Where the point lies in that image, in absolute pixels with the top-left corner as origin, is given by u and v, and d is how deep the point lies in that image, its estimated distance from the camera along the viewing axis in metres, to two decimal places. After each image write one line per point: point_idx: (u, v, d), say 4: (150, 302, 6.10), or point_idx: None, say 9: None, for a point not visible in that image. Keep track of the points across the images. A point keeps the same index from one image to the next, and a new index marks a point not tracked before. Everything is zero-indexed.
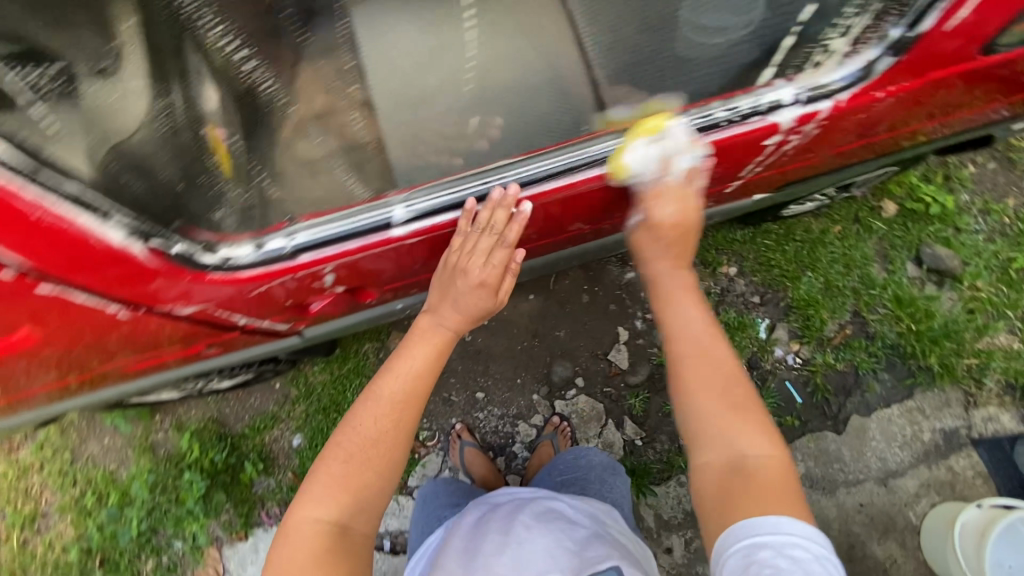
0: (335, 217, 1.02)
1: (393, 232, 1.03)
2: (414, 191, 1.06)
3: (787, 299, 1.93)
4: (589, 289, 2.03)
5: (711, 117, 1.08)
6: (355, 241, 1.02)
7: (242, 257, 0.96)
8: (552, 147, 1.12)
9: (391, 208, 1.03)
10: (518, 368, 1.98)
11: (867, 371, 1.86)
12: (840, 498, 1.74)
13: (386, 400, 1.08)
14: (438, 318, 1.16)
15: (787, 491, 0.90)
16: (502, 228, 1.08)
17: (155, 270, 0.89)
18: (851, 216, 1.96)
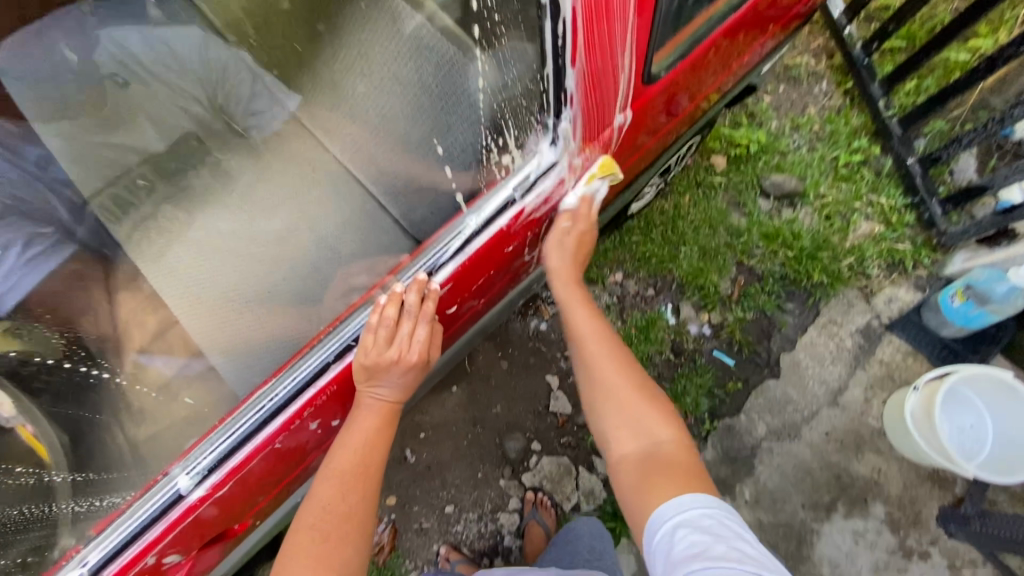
0: (121, 519, 0.87)
1: (188, 497, 0.89)
2: (196, 447, 0.92)
3: (676, 279, 2.02)
4: (504, 354, 2.01)
5: (448, 246, 1.01)
6: (155, 528, 0.88)
7: None
8: (323, 334, 1.02)
9: (175, 480, 0.89)
10: (474, 463, 1.91)
11: (774, 309, 1.94)
12: (808, 437, 1.77)
13: (334, 478, 0.96)
14: (376, 392, 1.01)
15: (692, 473, 0.90)
16: (418, 308, 0.99)
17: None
18: (692, 182, 2.08)
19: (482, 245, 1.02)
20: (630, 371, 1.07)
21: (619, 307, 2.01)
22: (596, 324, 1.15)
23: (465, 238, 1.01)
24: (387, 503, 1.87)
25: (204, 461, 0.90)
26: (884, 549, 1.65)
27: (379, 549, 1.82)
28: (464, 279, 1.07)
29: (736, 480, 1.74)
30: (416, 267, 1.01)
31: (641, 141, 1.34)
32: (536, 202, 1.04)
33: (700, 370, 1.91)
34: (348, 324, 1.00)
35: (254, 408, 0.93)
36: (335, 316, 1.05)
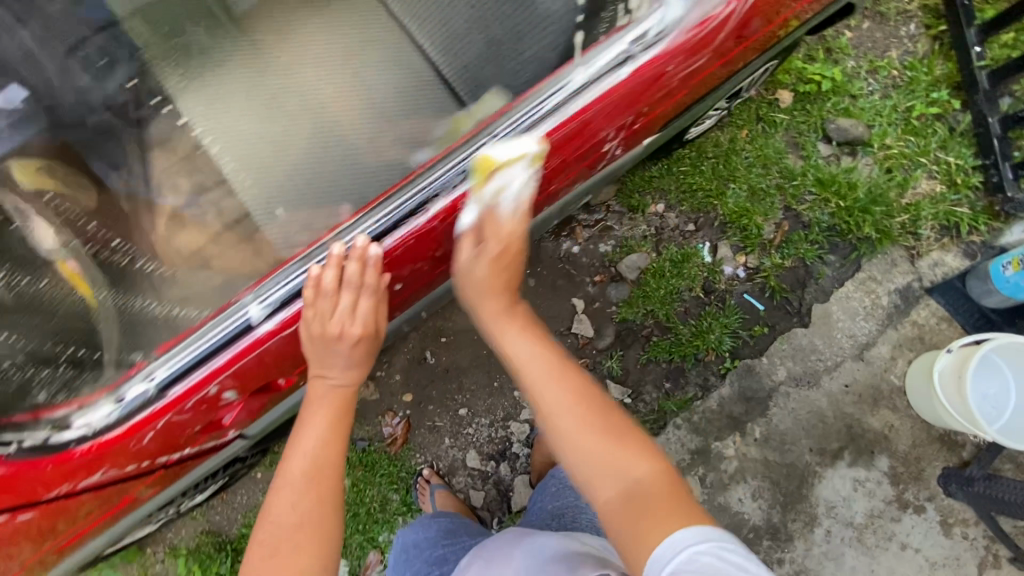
0: (191, 339, 0.94)
1: (256, 331, 0.96)
2: (264, 282, 0.98)
3: (719, 216, 1.95)
4: (532, 272, 1.95)
5: (547, 99, 0.98)
6: (219, 355, 0.94)
7: (101, 419, 0.90)
8: (413, 176, 1.02)
9: (245, 308, 0.95)
10: (491, 373, 1.94)
11: (814, 259, 1.89)
12: (826, 387, 1.77)
13: (296, 477, 1.06)
14: (331, 381, 1.12)
15: (679, 503, 0.89)
16: (360, 279, 1.00)
17: (11, 474, 0.90)
18: (753, 117, 1.97)
19: (580, 106, 0.99)
20: (603, 415, 1.02)
21: (655, 238, 1.95)
22: (550, 361, 1.09)
23: (567, 92, 0.98)
24: (403, 400, 1.91)
25: (275, 295, 0.97)
26: (881, 498, 1.70)
27: (391, 440, 1.88)
28: (552, 148, 1.04)
29: (748, 418, 1.77)
30: (514, 117, 0.99)
31: (753, 28, 1.18)
32: (645, 69, 1.01)
33: (727, 311, 1.89)
34: (439, 168, 1.00)
35: (324, 251, 0.99)
36: (423, 164, 1.05)
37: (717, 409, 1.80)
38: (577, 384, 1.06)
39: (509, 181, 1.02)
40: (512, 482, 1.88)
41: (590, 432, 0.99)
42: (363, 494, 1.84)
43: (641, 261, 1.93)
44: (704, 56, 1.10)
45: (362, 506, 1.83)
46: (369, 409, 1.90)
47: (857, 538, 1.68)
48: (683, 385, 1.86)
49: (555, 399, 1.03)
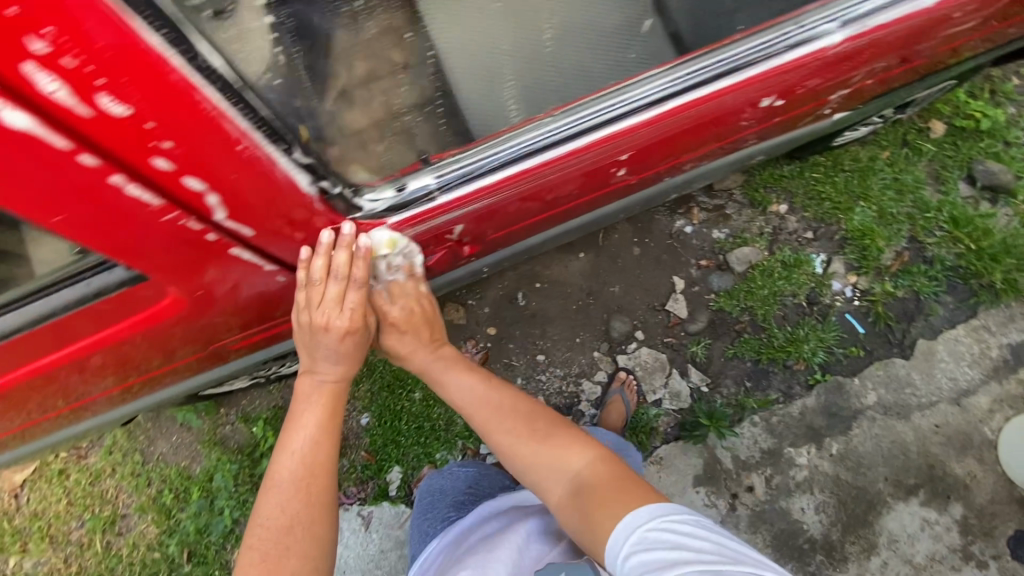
0: (476, 150, 1.04)
1: (531, 160, 1.04)
2: (541, 121, 1.06)
3: (841, 231, 1.92)
4: (639, 242, 1.96)
5: (854, 8, 1.05)
6: (494, 175, 1.03)
7: (387, 201, 0.99)
8: (698, 53, 1.09)
9: (525, 138, 1.04)
10: (576, 328, 1.94)
11: (929, 295, 1.85)
12: (915, 421, 1.74)
13: (287, 482, 1.04)
14: (319, 377, 1.17)
15: (656, 496, 0.91)
16: (346, 271, 1.03)
17: (314, 212, 0.93)
18: (899, 140, 1.94)
19: (875, 24, 1.06)
20: None
21: (771, 238, 1.93)
22: (540, 430, 1.14)
23: (875, 6, 1.05)
24: (487, 332, 1.94)
25: (556, 130, 1.04)
26: (946, 545, 1.65)
27: None
28: (825, 63, 1.11)
29: (828, 432, 1.75)
30: (822, 16, 1.05)
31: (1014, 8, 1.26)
32: (932, 9, 1.08)
33: (827, 325, 1.86)
34: (735, 48, 1.07)
35: (605, 103, 1.06)
36: (702, 48, 1.11)
37: (798, 416, 1.78)
38: None
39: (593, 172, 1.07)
40: None
41: None
42: (431, 410, 1.89)
43: (751, 255, 1.92)
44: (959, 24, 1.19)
45: (428, 420, 1.89)
46: (453, 332, 1.94)
47: None
48: (766, 387, 1.83)
49: None
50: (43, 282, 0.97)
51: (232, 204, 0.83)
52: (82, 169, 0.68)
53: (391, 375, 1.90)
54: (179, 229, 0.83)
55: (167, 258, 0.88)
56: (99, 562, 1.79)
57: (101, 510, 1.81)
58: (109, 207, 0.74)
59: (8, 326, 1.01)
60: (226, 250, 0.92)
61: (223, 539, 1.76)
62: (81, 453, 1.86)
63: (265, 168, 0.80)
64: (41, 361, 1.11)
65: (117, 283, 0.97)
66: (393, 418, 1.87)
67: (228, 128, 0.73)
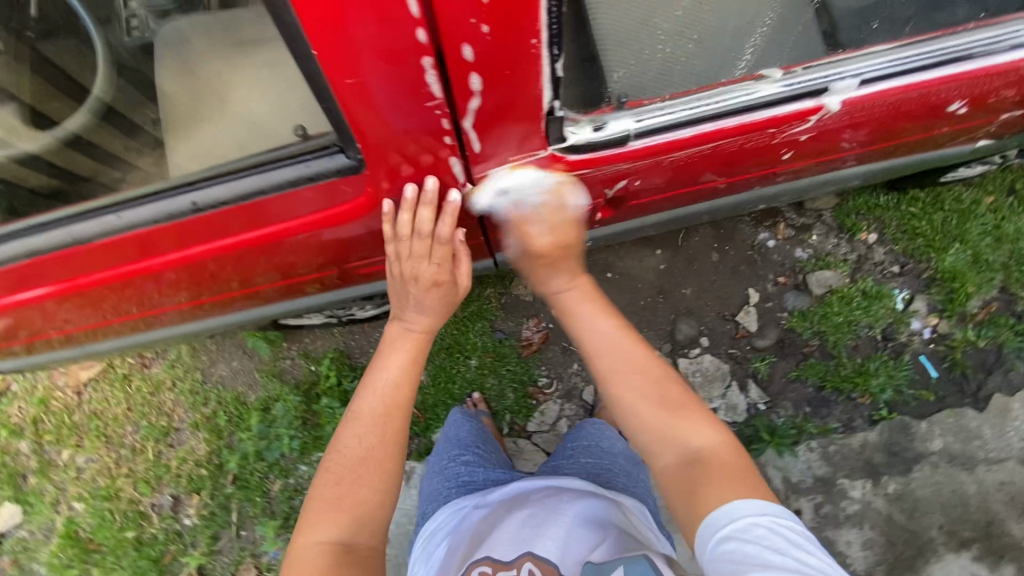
0: (681, 100, 1.01)
1: (727, 121, 1.03)
2: (746, 83, 1.03)
3: (929, 270, 1.86)
4: (719, 248, 1.94)
5: None
6: (689, 129, 1.02)
7: (585, 137, 0.97)
8: (905, 42, 1.09)
9: (729, 97, 1.02)
10: (641, 324, 1.93)
11: (1012, 350, 1.78)
12: (979, 475, 1.68)
13: (364, 416, 1.11)
14: (406, 324, 1.19)
15: (740, 467, 0.97)
16: (430, 228, 1.05)
17: (536, 135, 0.93)
18: (1005, 187, 1.87)
19: None
20: (659, 392, 1.08)
21: (854, 266, 1.89)
22: (610, 331, 1.15)
23: None
24: (550, 313, 1.94)
25: (767, 92, 1.02)
26: None
27: (526, 343, 1.92)
28: (1009, 77, 1.14)
29: (886, 471, 1.71)
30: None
31: None
32: None
33: (900, 363, 1.81)
34: (946, 42, 1.07)
35: (811, 75, 1.05)
36: (901, 39, 1.12)
37: (857, 449, 1.74)
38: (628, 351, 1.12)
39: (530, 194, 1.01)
40: None
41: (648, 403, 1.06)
42: (484, 379, 1.92)
43: (832, 280, 1.88)
44: None
45: (480, 389, 1.91)
46: (518, 308, 1.94)
47: None
48: (825, 415, 1.80)
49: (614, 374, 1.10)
50: (262, 160, 1.02)
51: (483, 106, 0.83)
52: (412, 35, 0.70)
53: (451, 339, 1.93)
54: (427, 118, 0.84)
55: (394, 145, 0.89)
56: (147, 470, 1.85)
57: (157, 420, 1.87)
58: (398, 77, 0.76)
59: (201, 202, 1.07)
60: (446, 157, 0.93)
61: (267, 469, 1.80)
62: (144, 363, 1.92)
63: (534, 77, 0.80)
64: (173, 255, 1.18)
65: (334, 171, 1.01)
66: (447, 380, 1.91)
67: (532, 24, 0.73)
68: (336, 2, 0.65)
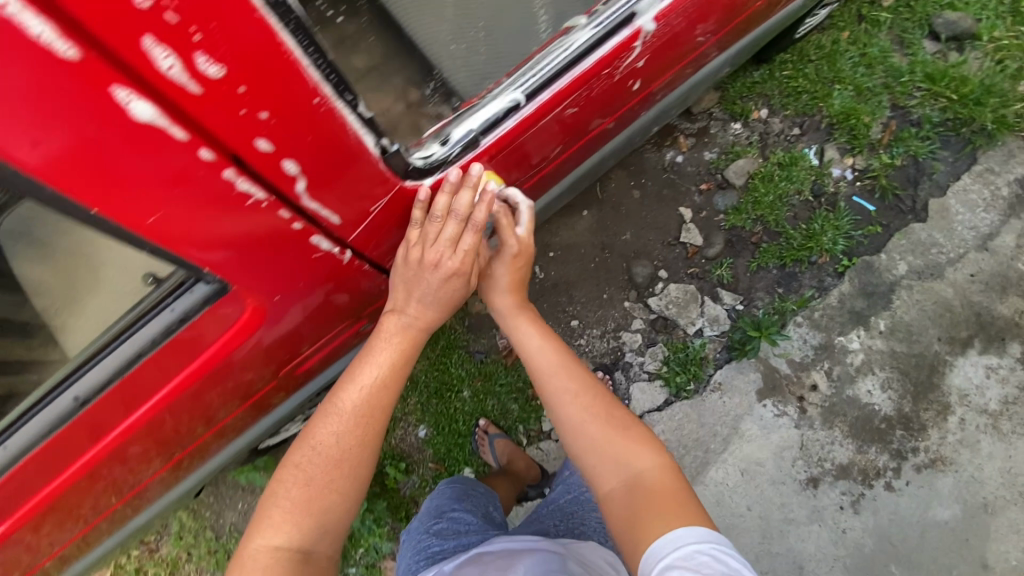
0: (510, 80, 1.00)
1: (559, 82, 1.03)
2: (559, 39, 1.03)
3: (825, 118, 1.93)
4: (637, 184, 1.97)
5: None
6: (529, 105, 1.02)
7: (434, 155, 0.96)
8: None
9: (550, 58, 1.01)
10: (601, 285, 1.94)
11: (926, 155, 1.87)
12: (951, 277, 1.75)
13: (347, 415, 1.04)
14: (406, 318, 1.13)
15: (677, 496, 0.95)
16: (467, 212, 1.02)
17: (381, 177, 0.90)
18: (854, 18, 1.95)
19: None
20: (607, 410, 1.08)
21: (760, 144, 1.94)
22: (558, 351, 1.17)
23: None
24: None
25: (583, 40, 1.03)
26: (1015, 384, 1.67)
27: (507, 352, 1.88)
28: None
29: (871, 312, 1.76)
30: None
31: None
32: None
33: (839, 212, 1.87)
34: None
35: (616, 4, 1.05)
36: None
37: (838, 304, 1.78)
38: (578, 371, 1.14)
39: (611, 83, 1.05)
40: (630, 390, 1.87)
41: (598, 422, 1.06)
42: (484, 404, 1.86)
43: (748, 166, 1.92)
44: None
45: (484, 414, 1.85)
46: (484, 323, 1.89)
47: (993, 425, 1.66)
48: (797, 288, 1.84)
49: (558, 390, 1.11)
50: (127, 321, 0.99)
51: (310, 179, 0.81)
52: (192, 156, 0.67)
53: (437, 382, 1.86)
54: (262, 218, 0.81)
55: (244, 257, 0.85)
56: None
57: None
58: (202, 197, 0.72)
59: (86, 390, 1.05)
60: (308, 239, 0.90)
61: None
62: (152, 547, 1.82)
63: (340, 130, 0.78)
64: (86, 457, 1.14)
65: (198, 303, 0.96)
66: (449, 422, 1.84)
67: (303, 85, 0.70)
68: (95, 167, 0.61)
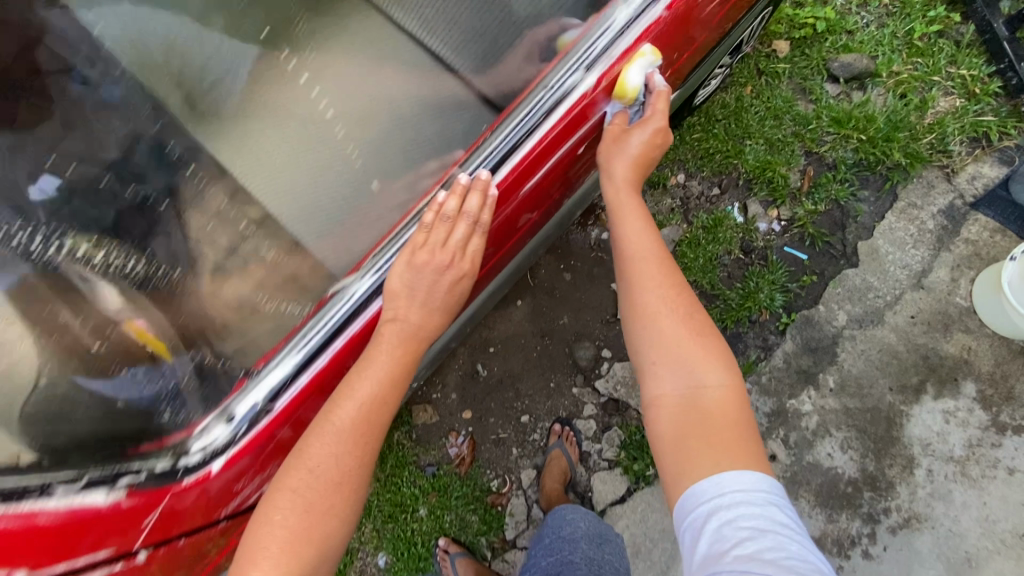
0: (293, 343, 1.00)
1: (349, 329, 1.03)
2: (353, 278, 1.09)
3: (742, 174, 1.92)
4: (567, 267, 1.94)
5: (593, 47, 1.11)
6: (320, 358, 0.99)
7: (216, 441, 0.92)
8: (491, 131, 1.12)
9: (341, 305, 1.05)
10: (546, 373, 1.89)
11: (848, 198, 1.85)
12: (891, 322, 1.71)
13: (345, 430, 0.99)
14: (401, 325, 1.04)
15: (735, 423, 0.95)
16: (473, 212, 1.06)
17: (135, 509, 0.87)
18: (754, 72, 1.96)
19: (620, 53, 1.12)
20: (686, 315, 1.06)
21: (683, 208, 1.91)
22: (652, 243, 1.15)
23: (615, 36, 1.10)
24: (463, 417, 1.86)
25: (367, 286, 1.07)
26: (976, 426, 1.62)
27: (459, 461, 1.83)
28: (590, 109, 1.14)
29: (818, 369, 1.71)
30: (567, 68, 1.11)
31: None
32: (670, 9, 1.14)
33: (772, 266, 1.83)
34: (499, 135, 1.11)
35: (392, 247, 1.09)
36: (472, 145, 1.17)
37: (785, 365, 1.73)
38: (670, 266, 1.13)
39: (645, 63, 1.13)
40: (591, 482, 1.79)
41: (674, 326, 1.04)
42: (442, 520, 1.81)
43: (674, 234, 1.90)
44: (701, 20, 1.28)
45: (442, 531, 1.80)
46: (431, 434, 1.85)
47: (962, 472, 1.60)
48: (743, 350, 1.77)
49: (643, 276, 1.11)
50: None
51: (37, 563, 0.81)
52: None
53: (390, 505, 1.80)
54: None
55: None
56: None
57: None
58: None
59: None
60: None
61: None
62: None
63: (29, 517, 0.80)
64: None
65: None
66: (408, 545, 1.78)
67: None
68: None
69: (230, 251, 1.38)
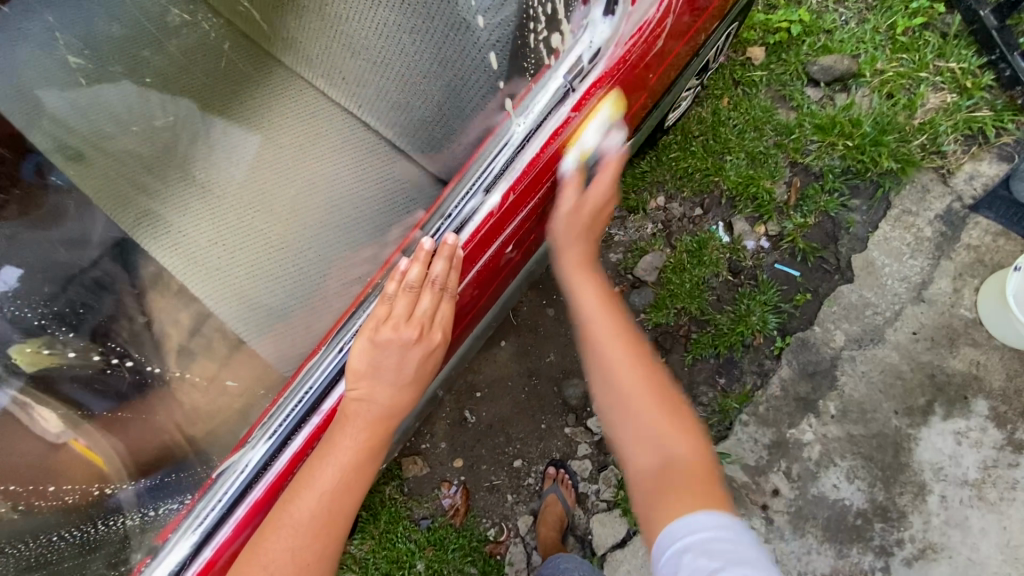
0: (188, 521, 0.93)
1: (249, 495, 0.93)
2: (262, 425, 0.98)
3: (724, 192, 1.83)
4: (550, 302, 1.87)
5: (497, 156, 0.99)
6: (221, 529, 0.92)
7: None
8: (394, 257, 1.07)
9: (245, 458, 0.95)
10: (536, 415, 1.82)
11: (838, 209, 1.75)
12: (892, 340, 1.63)
13: (347, 448, 0.93)
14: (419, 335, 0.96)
15: (709, 486, 0.86)
16: (442, 280, 0.96)
17: None
18: (730, 83, 1.87)
19: (528, 161, 0.98)
20: None
21: (665, 233, 1.84)
22: None
23: (517, 147, 0.97)
24: (454, 466, 1.82)
25: (258, 456, 0.94)
26: (990, 446, 1.53)
27: (453, 511, 1.80)
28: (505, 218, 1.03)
29: (818, 395, 1.63)
30: (469, 185, 0.99)
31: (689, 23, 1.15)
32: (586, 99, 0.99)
33: (763, 286, 1.74)
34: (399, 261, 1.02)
35: (294, 400, 0.97)
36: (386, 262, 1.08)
37: (782, 394, 1.65)
38: None
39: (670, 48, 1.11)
40: (590, 525, 1.74)
41: None
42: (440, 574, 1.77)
43: (657, 260, 1.82)
44: (639, 90, 1.14)
45: None
46: (423, 486, 1.82)
47: (978, 496, 1.52)
48: (738, 377, 1.70)
49: None
50: None
51: None
52: None
53: (386, 562, 1.78)
54: None
55: None
56: None
57: None
58: None
59: None
60: None
61: None
62: None
63: None
64: None
65: None
66: None
67: None
68: None
69: (189, 327, 1.26)
